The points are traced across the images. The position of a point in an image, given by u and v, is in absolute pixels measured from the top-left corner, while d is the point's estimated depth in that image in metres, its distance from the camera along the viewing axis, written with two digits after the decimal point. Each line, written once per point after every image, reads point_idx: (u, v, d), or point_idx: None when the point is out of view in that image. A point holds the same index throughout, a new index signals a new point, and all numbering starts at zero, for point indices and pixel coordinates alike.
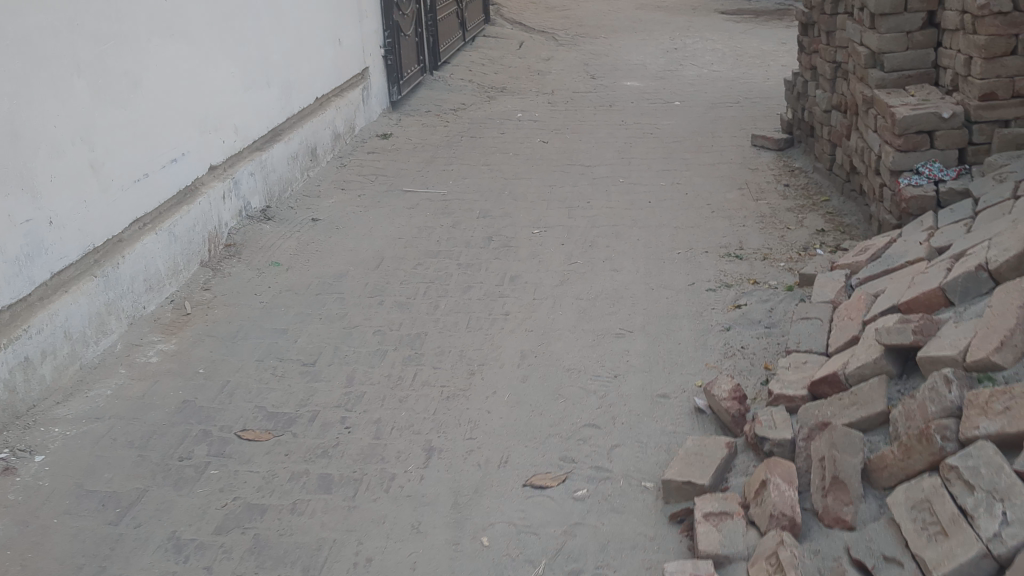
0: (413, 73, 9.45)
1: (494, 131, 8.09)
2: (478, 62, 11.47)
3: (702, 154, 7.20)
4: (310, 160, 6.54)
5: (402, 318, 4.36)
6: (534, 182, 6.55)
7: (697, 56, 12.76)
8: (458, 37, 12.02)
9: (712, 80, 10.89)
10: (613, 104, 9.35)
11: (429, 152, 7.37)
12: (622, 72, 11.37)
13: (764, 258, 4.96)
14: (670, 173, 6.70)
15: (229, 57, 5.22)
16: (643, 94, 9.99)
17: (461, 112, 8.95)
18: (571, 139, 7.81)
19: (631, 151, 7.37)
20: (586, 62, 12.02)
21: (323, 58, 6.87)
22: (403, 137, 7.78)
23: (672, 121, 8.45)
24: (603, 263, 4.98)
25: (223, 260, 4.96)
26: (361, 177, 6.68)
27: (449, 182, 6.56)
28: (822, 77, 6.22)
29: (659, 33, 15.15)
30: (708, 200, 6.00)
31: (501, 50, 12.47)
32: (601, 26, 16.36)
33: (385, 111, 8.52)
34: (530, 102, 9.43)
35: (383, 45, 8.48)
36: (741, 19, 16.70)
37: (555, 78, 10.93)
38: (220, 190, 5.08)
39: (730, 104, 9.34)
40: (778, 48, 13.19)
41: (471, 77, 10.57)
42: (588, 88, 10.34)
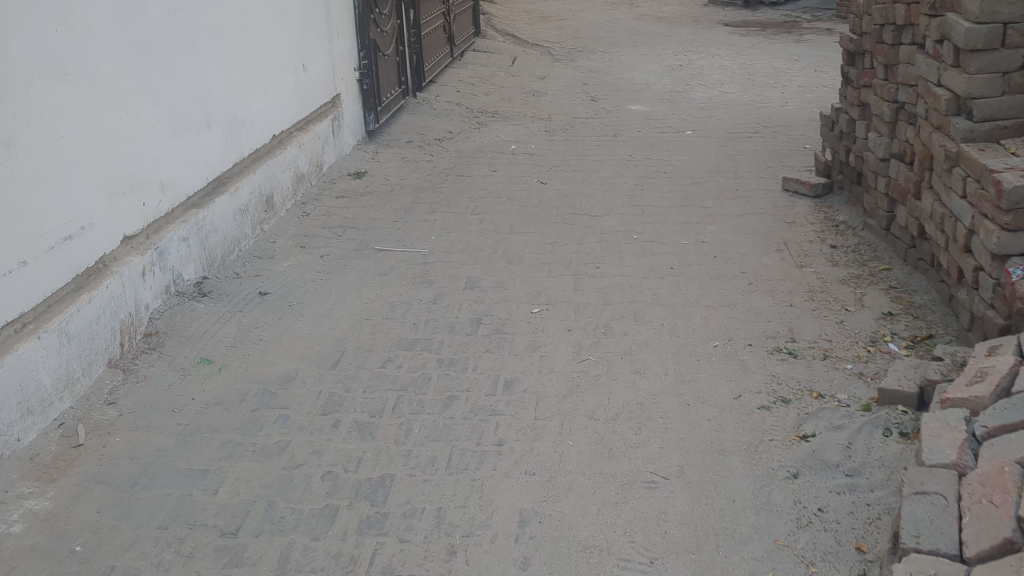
0: (394, 96, 8.42)
1: (484, 168, 7.07)
2: (466, 82, 10.45)
3: (727, 201, 6.19)
4: (265, 211, 5.51)
5: (363, 450, 3.33)
6: (531, 239, 5.53)
7: (704, 75, 11.77)
8: (445, 53, 11.00)
9: (724, 104, 9.89)
10: (617, 134, 8.33)
11: (408, 196, 6.34)
12: (624, 94, 10.35)
13: (824, 357, 3.94)
14: (692, 227, 5.69)
15: (153, 94, 4.18)
16: (651, 121, 8.98)
17: (447, 143, 7.93)
18: (572, 179, 6.80)
19: (643, 196, 6.36)
20: (585, 80, 11.01)
21: (283, 88, 5.83)
22: (378, 176, 6.75)
23: (687, 157, 7.44)
24: (621, 361, 3.96)
25: (138, 355, 3.92)
26: (327, 230, 5.64)
27: (430, 239, 5.53)
28: (876, 118, 5.21)
29: (661, 47, 14.14)
30: (742, 267, 4.99)
31: (492, 66, 11.47)
32: (599, 39, 15.34)
33: (360, 143, 7.49)
34: (525, 131, 8.41)
35: (359, 68, 7.45)
36: (747, 32, 15.75)
37: (553, 100, 9.91)
38: (138, 265, 4.03)
39: (749, 133, 8.34)
40: (792, 67, 12.20)
41: (460, 99, 9.54)
42: (590, 113, 9.33)
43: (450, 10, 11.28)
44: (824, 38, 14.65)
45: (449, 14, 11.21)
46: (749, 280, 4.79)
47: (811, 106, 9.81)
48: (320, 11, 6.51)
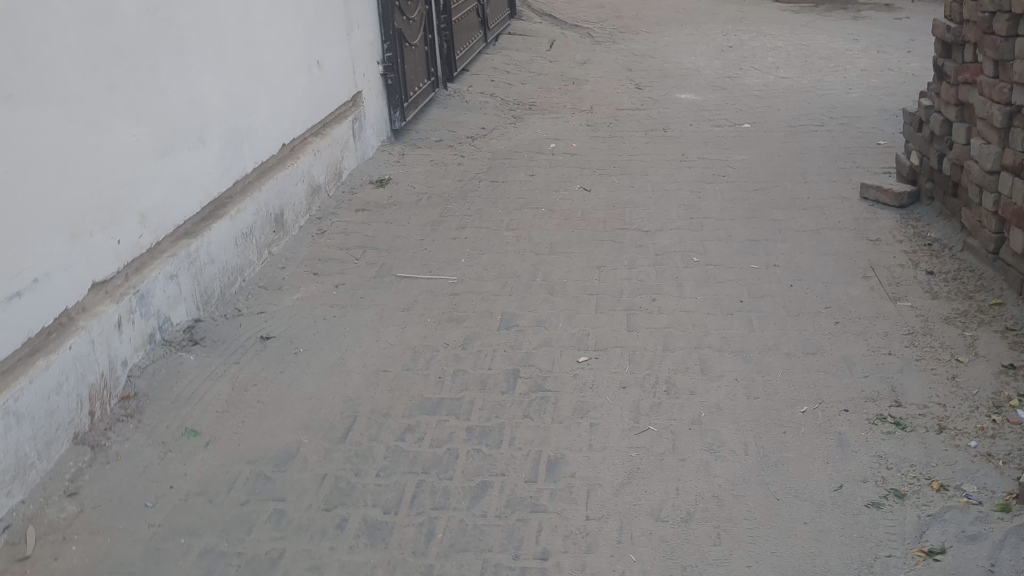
0: (422, 90, 7.76)
1: (520, 173, 6.38)
2: (501, 69, 9.75)
3: (797, 211, 5.45)
4: (273, 231, 4.87)
5: (372, 566, 2.66)
6: (575, 263, 4.85)
7: (757, 57, 10.95)
8: (478, 38, 10.29)
9: (782, 91, 9.09)
10: (666, 129, 7.60)
11: (436, 208, 5.67)
12: (671, 81, 9.59)
13: (939, 429, 3.22)
14: (759, 246, 4.97)
15: (130, 109, 3.55)
16: (702, 113, 8.21)
17: (480, 141, 7.25)
18: (619, 185, 6.09)
19: (700, 206, 5.64)
20: (629, 66, 10.24)
21: (293, 90, 5.18)
22: (404, 183, 6.09)
23: (746, 157, 6.69)
24: (689, 432, 3.27)
25: (112, 426, 3.30)
26: (344, 252, 4.99)
27: (460, 263, 4.86)
28: (981, 121, 4.44)
29: (708, 27, 13.31)
30: (823, 299, 4.26)
31: (528, 51, 10.74)
32: (642, 18, 14.53)
33: (384, 145, 6.84)
34: (564, 127, 7.71)
35: (383, 61, 6.80)
36: (799, 8, 14.83)
37: (594, 89, 9.18)
38: (114, 315, 3.41)
39: (813, 127, 7.56)
40: (851, 47, 11.31)
41: (494, 91, 8.85)
42: (635, 104, 8.58)
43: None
44: (884, 13, 13.68)
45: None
46: (835, 319, 4.07)
47: (878, 92, 8.97)
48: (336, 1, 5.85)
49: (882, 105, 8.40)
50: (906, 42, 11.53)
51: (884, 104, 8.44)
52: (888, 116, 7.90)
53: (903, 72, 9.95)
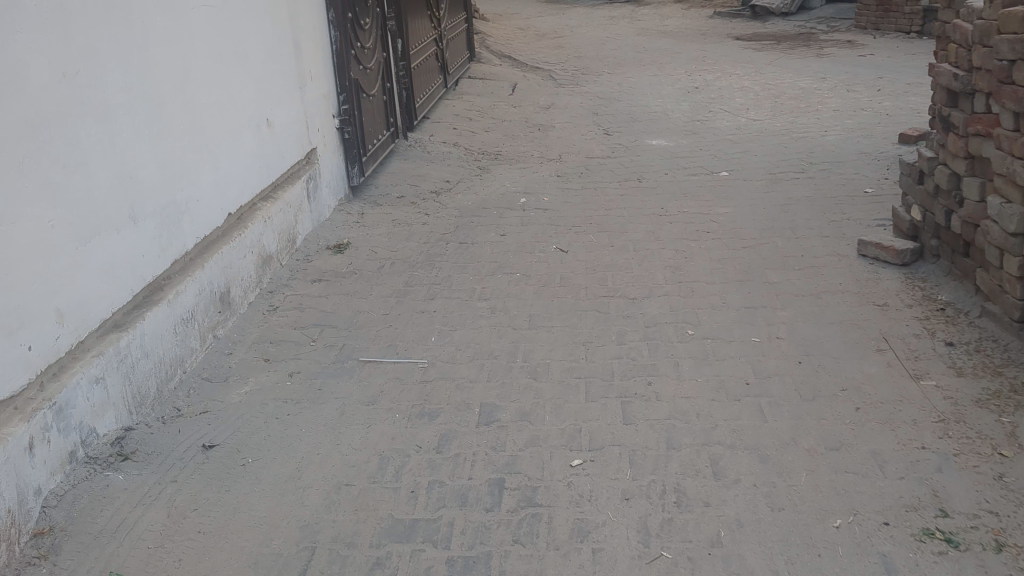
0: (381, 142, 7.30)
1: (490, 233, 5.91)
2: (463, 116, 9.33)
3: (792, 272, 5.04)
4: (219, 312, 4.35)
5: None
6: (558, 338, 4.38)
7: (725, 98, 10.66)
8: (438, 83, 9.89)
9: (755, 135, 8.76)
10: (640, 179, 7.20)
11: (401, 276, 5.18)
12: (640, 125, 9.23)
13: (997, 545, 2.78)
14: (758, 313, 4.54)
15: (44, 191, 3.04)
16: (676, 160, 7.83)
17: (445, 197, 6.79)
18: (597, 245, 5.65)
19: (687, 267, 5.21)
20: (595, 110, 9.88)
21: (240, 153, 4.69)
22: (365, 247, 5.60)
23: (729, 209, 6.29)
24: (708, 558, 2.79)
25: (21, 570, 2.74)
26: (299, 332, 4.47)
27: (429, 342, 4.37)
28: (998, 177, 4.07)
29: (672, 67, 13.04)
30: (838, 379, 3.83)
31: (490, 96, 10.36)
32: (603, 58, 14.25)
33: (342, 204, 6.35)
34: (533, 179, 7.28)
35: (339, 114, 6.34)
36: (761, 46, 14.66)
37: (561, 136, 8.78)
38: (24, 435, 2.86)
39: (794, 174, 7.20)
40: (820, 86, 11.08)
41: (456, 141, 8.42)
42: (605, 151, 8.19)
43: (442, 35, 10.18)
44: (848, 50, 13.51)
45: (441, 40, 10.11)
46: (854, 404, 3.63)
47: (854, 134, 8.67)
48: (286, 52, 5.39)
49: (861, 148, 8.09)
50: (874, 79, 11.31)
51: (863, 147, 8.12)
52: (869, 161, 7.57)
53: (876, 112, 9.68)
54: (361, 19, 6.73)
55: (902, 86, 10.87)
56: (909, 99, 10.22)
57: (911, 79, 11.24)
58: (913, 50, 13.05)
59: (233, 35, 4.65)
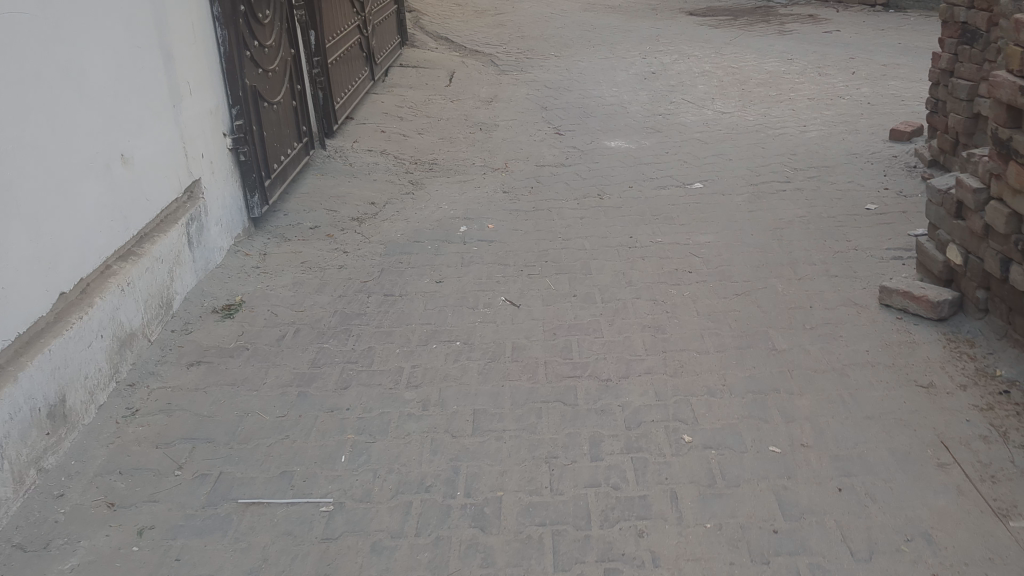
0: (291, 157, 6.14)
1: (422, 279, 4.79)
2: (393, 117, 8.15)
3: (803, 333, 4.00)
4: (47, 434, 3.18)
5: None
6: (511, 449, 3.28)
7: (686, 85, 9.62)
8: (364, 76, 8.70)
9: (726, 131, 7.72)
10: (601, 196, 6.11)
11: (308, 351, 4.05)
12: (595, 123, 8.13)
13: None
14: (769, 399, 3.49)
15: None
16: (640, 167, 6.76)
17: (368, 226, 5.63)
18: (555, 295, 4.55)
19: (669, 326, 4.15)
20: (542, 106, 8.77)
21: (79, 206, 3.52)
22: (262, 308, 4.44)
23: (710, 235, 5.23)
24: None
25: None
26: (162, 453, 3.32)
27: (338, 463, 3.25)
28: None
29: (624, 48, 11.95)
30: (896, 521, 2.80)
31: (426, 89, 9.20)
32: (549, 39, 13.11)
33: (238, 242, 5.18)
34: (475, 199, 6.15)
35: (232, 130, 5.17)
36: (718, 22, 13.63)
37: (506, 140, 7.66)
38: None
39: (778, 185, 6.17)
40: (788, 69, 10.08)
41: (385, 148, 7.25)
42: (558, 158, 7.09)
43: (367, 21, 8.97)
44: (811, 26, 12.55)
45: (366, 27, 8.90)
46: (927, 568, 2.61)
47: (836, 128, 7.69)
48: (151, 62, 4.20)
49: (848, 146, 7.08)
50: (846, 60, 10.34)
51: (850, 145, 7.12)
52: (861, 165, 6.57)
53: (854, 99, 8.69)
54: (258, 12, 5.55)
55: (878, 67, 9.91)
56: (887, 82, 9.25)
57: (886, 59, 10.29)
58: (881, 26, 12.12)
59: (64, 47, 3.45)
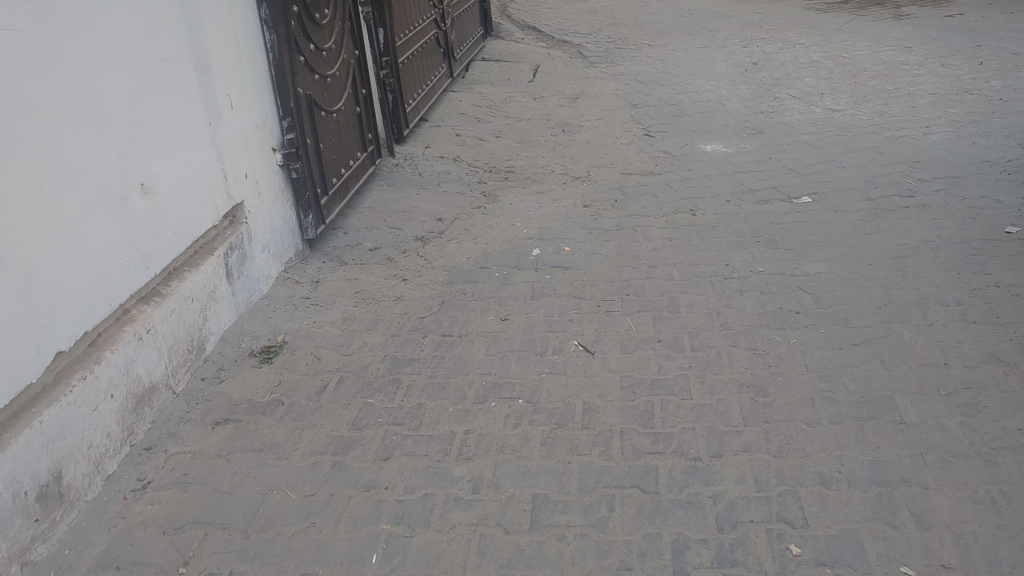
0: (353, 168, 5.66)
1: (486, 315, 4.24)
2: (471, 118, 7.62)
3: (934, 401, 3.31)
4: (38, 521, 2.75)
5: None
6: (576, 553, 2.71)
7: (791, 77, 8.83)
8: (441, 72, 8.19)
9: (836, 133, 6.94)
10: (692, 213, 5.46)
11: (349, 406, 3.54)
12: (688, 124, 7.45)
13: None
14: (898, 497, 2.83)
15: None
16: (738, 177, 6.08)
17: (433, 247, 5.11)
18: (636, 340, 3.95)
19: (771, 385, 3.51)
20: (631, 105, 8.11)
21: (87, 248, 3.07)
22: (305, 350, 3.95)
23: (819, 265, 4.54)
24: None
25: None
26: (169, 542, 2.86)
27: (369, 564, 2.71)
28: None
29: (722, 36, 11.16)
30: None
31: (507, 87, 8.65)
32: (643, 27, 12.38)
33: (288, 269, 4.72)
34: (553, 215, 5.58)
35: (282, 145, 4.71)
36: (825, 5, 12.69)
37: (591, 144, 7.05)
38: None
39: (898, 201, 5.41)
40: (905, 58, 9.17)
41: (459, 155, 6.73)
42: (646, 165, 6.46)
43: (446, 14, 8.45)
44: (930, 10, 11.51)
45: (445, 21, 8.38)
46: None
47: (964, 128, 6.83)
48: (182, 76, 3.75)
49: (979, 152, 6.24)
50: (972, 48, 9.36)
51: (980, 150, 6.28)
52: (995, 176, 5.74)
53: (983, 93, 7.77)
54: (315, 12, 5.08)
55: (1009, 56, 8.92)
56: (1020, 73, 8.28)
57: (1017, 46, 9.27)
58: (1010, 8, 11.03)
59: (71, 66, 3.00)
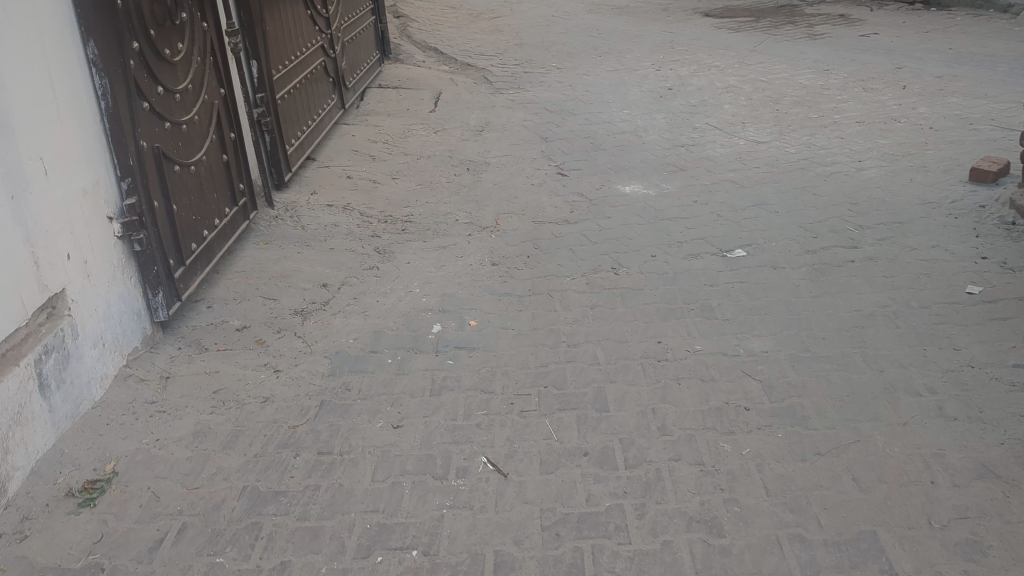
0: (219, 227, 4.83)
1: (375, 420, 3.48)
2: (364, 156, 6.84)
3: (926, 538, 2.69)
4: None
5: None
6: None
7: (709, 104, 8.31)
8: (330, 104, 7.38)
9: (763, 168, 6.39)
10: (614, 272, 4.80)
11: (193, 570, 2.74)
12: (603, 161, 6.81)
13: None
14: None
15: None
16: (663, 224, 5.46)
17: (313, 324, 4.32)
18: (558, 451, 3.23)
19: (727, 517, 2.83)
20: (541, 139, 7.45)
21: None
22: (142, 484, 3.13)
23: (764, 341, 3.91)
24: None
25: None
26: None
27: None
28: None
29: (633, 57, 10.64)
30: None
31: (406, 119, 7.90)
32: (550, 47, 11.79)
33: (133, 363, 3.86)
34: (455, 277, 4.83)
35: (122, 213, 3.86)
36: (736, 24, 12.31)
37: (498, 185, 6.34)
38: None
39: (841, 253, 4.85)
40: (826, 82, 8.76)
41: (349, 201, 5.94)
42: (560, 211, 5.79)
43: (336, 39, 7.65)
44: (844, 29, 11.20)
45: (334, 46, 7.59)
46: None
47: (897, 162, 6.36)
48: None
49: (918, 191, 5.75)
50: (891, 70, 8.99)
51: (920, 189, 5.78)
52: (941, 220, 5.24)
53: (911, 120, 7.35)
54: (164, 48, 4.25)
55: (931, 79, 8.56)
56: (946, 98, 7.91)
57: (938, 68, 8.94)
58: (924, 27, 10.79)
59: None
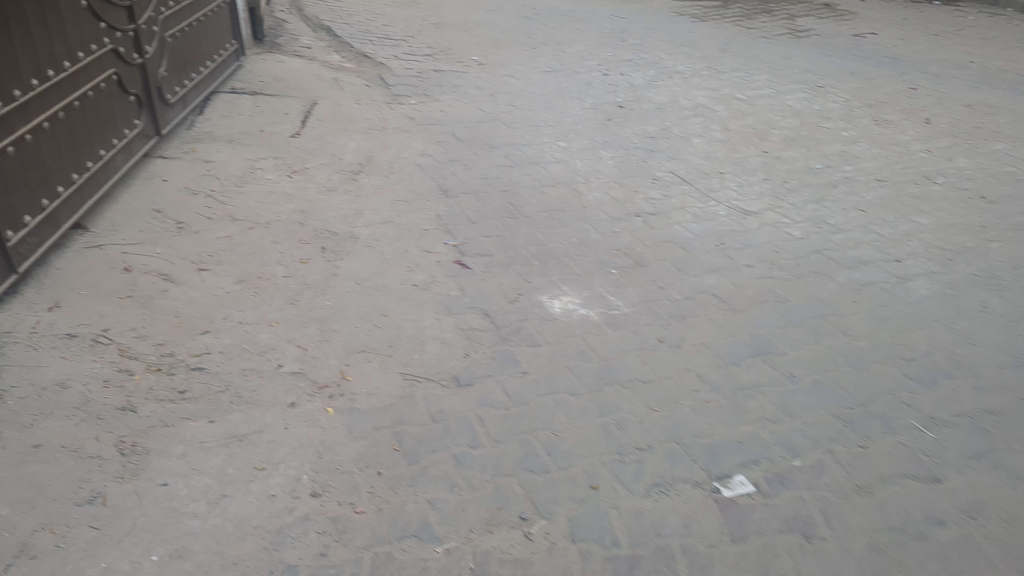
0: None
1: None
2: (167, 225, 4.56)
3: None
4: None
5: None
6: None
7: (673, 134, 6.21)
8: (134, 130, 5.06)
9: (758, 268, 4.32)
10: (524, 532, 2.68)
11: None
12: (525, 239, 4.67)
13: None
14: None
15: None
16: (611, 394, 3.34)
17: None
18: None
19: None
20: (441, 190, 5.26)
21: None
22: None
23: None
24: None
25: None
26: None
27: None
28: None
29: (575, 52, 8.46)
30: None
31: (255, 149, 5.65)
32: (473, 31, 9.50)
33: None
34: (234, 536, 2.67)
35: None
36: (701, 9, 10.18)
37: (361, 287, 4.16)
38: None
39: (916, 500, 2.80)
40: (824, 106, 6.70)
41: (109, 325, 3.69)
42: (449, 351, 3.65)
43: (147, 34, 5.30)
44: (833, 24, 9.15)
45: (143, 46, 5.23)
46: None
47: (955, 265, 4.34)
48: None
49: (1001, 333, 3.74)
50: (905, 92, 6.97)
51: (1002, 330, 3.77)
52: None
53: (952, 182, 5.34)
54: None
55: (960, 110, 6.57)
56: (988, 143, 5.93)
57: (963, 92, 6.96)
58: (930, 29, 8.79)
59: None
